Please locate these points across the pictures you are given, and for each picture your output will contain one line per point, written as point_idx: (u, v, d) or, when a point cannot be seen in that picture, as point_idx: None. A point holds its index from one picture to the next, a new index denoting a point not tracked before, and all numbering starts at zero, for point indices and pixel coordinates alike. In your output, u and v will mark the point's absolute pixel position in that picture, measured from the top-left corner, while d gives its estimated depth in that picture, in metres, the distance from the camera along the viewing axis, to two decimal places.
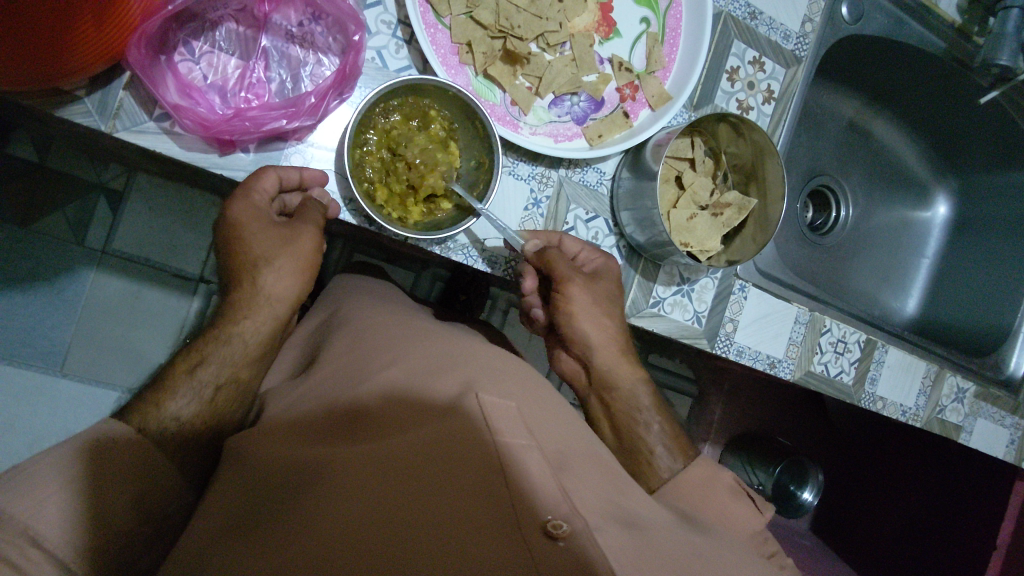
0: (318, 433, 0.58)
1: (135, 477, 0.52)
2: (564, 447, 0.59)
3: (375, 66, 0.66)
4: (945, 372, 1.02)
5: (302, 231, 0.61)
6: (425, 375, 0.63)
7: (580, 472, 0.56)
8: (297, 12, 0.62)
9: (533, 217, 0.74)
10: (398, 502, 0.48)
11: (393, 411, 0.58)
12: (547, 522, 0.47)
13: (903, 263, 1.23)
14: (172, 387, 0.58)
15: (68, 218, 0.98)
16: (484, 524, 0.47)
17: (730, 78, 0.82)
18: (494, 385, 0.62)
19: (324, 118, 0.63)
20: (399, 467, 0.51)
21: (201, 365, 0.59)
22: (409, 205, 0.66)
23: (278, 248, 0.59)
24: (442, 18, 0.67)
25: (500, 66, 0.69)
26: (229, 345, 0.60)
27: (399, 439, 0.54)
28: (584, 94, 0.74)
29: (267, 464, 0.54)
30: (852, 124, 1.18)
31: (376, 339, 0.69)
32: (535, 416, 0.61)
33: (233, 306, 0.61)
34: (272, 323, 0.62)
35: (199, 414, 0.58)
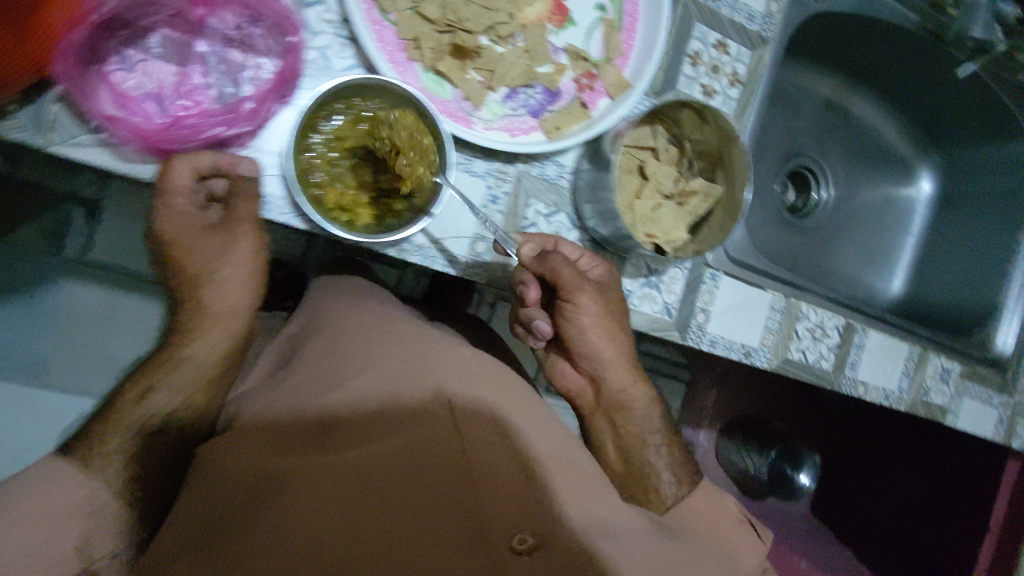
0: (292, 439, 0.60)
1: (94, 506, 0.55)
2: (532, 448, 0.63)
3: (319, 66, 0.64)
4: (928, 354, 1.00)
5: (236, 232, 0.63)
6: (394, 376, 0.63)
7: (543, 471, 0.61)
8: (234, 14, 0.61)
9: (492, 214, 0.72)
10: (383, 521, 0.53)
11: (367, 419, 0.60)
12: (511, 536, 0.56)
13: (886, 242, 1.21)
14: (120, 415, 0.61)
15: (42, 228, 0.97)
16: (450, 540, 0.54)
17: (694, 63, 0.79)
18: (461, 383, 0.64)
19: (267, 122, 0.62)
20: (382, 484, 0.55)
21: (150, 391, 0.62)
22: (358, 208, 0.64)
23: (219, 258, 0.63)
24: (387, 14, 0.65)
25: (449, 61, 0.67)
26: (178, 368, 0.63)
27: (378, 450, 0.57)
28: (539, 86, 0.72)
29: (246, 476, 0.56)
30: (829, 102, 1.15)
31: (343, 335, 0.70)
32: (503, 417, 0.64)
33: (183, 327, 0.64)
34: (226, 337, 0.65)
35: (146, 443, 0.61)
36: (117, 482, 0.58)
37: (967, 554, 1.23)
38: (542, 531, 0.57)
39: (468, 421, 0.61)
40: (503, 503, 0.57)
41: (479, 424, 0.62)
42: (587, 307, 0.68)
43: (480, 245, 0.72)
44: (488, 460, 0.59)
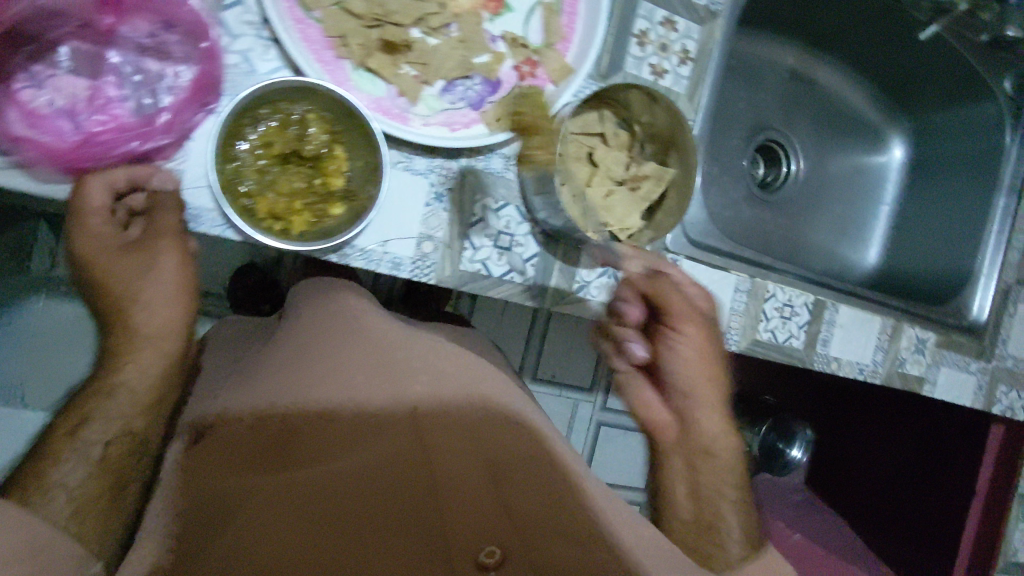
0: (258, 444, 0.62)
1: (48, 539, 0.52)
2: (485, 445, 0.69)
3: (243, 70, 0.61)
4: (902, 325, 0.98)
5: (159, 244, 0.60)
6: (361, 381, 0.66)
7: (506, 470, 0.68)
8: (146, 21, 0.58)
9: (437, 212, 0.70)
10: (351, 533, 0.63)
11: (333, 427, 0.65)
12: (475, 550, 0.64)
13: (860, 211, 1.19)
14: (60, 451, 0.61)
15: (5, 245, 0.93)
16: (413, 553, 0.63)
17: (641, 42, 0.77)
18: (425, 384, 0.68)
19: (191, 133, 0.59)
20: (347, 500, 0.64)
21: (86, 424, 0.62)
22: (292, 215, 0.62)
23: (142, 278, 0.60)
24: (311, 12, 0.63)
25: (380, 57, 0.65)
26: (114, 397, 0.63)
27: (337, 467, 0.64)
28: (478, 77, 0.69)
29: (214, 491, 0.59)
30: (794, 72, 1.12)
31: (302, 327, 0.67)
32: (460, 416, 0.69)
33: (113, 349, 0.63)
34: (161, 359, 0.64)
35: (91, 477, 0.61)
36: (68, 513, 0.58)
37: (955, 522, 1.22)
38: (504, 534, 0.66)
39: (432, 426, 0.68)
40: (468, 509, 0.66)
41: (444, 427, 0.68)
42: (693, 340, 0.75)
43: (426, 245, 0.70)
44: (452, 467, 0.68)
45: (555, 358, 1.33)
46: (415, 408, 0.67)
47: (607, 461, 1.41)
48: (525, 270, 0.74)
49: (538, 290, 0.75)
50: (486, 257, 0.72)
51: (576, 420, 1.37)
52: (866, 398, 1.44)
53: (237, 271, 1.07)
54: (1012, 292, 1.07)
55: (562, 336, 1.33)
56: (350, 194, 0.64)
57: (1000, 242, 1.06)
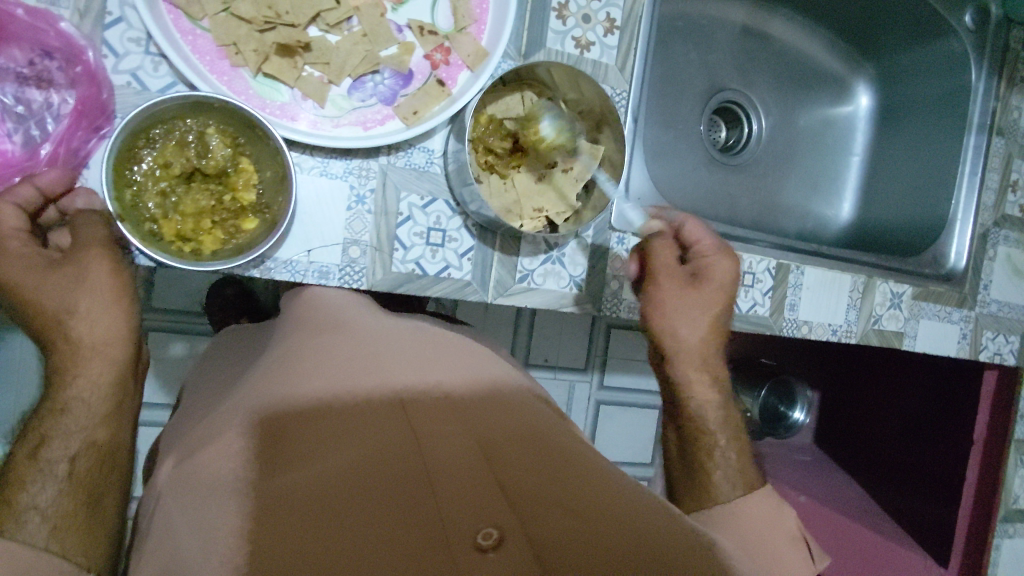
0: (231, 454, 0.49)
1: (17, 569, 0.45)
2: (509, 433, 0.53)
3: (134, 90, 0.59)
4: (875, 280, 0.95)
5: (87, 265, 0.53)
6: (341, 377, 0.54)
7: (519, 462, 0.50)
8: (22, 50, 0.58)
9: (361, 215, 0.68)
10: (302, 553, 0.42)
11: (311, 427, 0.51)
12: (477, 533, 0.44)
13: (830, 164, 1.15)
14: (22, 478, 0.51)
15: None
16: (411, 550, 0.42)
17: (560, 16, 0.73)
18: (412, 375, 0.56)
19: (86, 161, 0.58)
20: (311, 505, 0.45)
21: (44, 445, 0.52)
22: (201, 234, 0.60)
23: (72, 290, 0.52)
24: (199, 22, 0.60)
25: (277, 62, 0.62)
26: (68, 414, 0.52)
27: (327, 461, 0.48)
28: (386, 71, 0.67)
29: (179, 535, 0.46)
30: (746, 29, 1.08)
31: (286, 342, 0.60)
32: (476, 407, 0.55)
33: (55, 371, 0.53)
34: (114, 368, 0.54)
35: (66, 495, 0.51)
36: (47, 534, 0.49)
37: (954, 478, 1.16)
38: (515, 524, 0.45)
39: (424, 414, 0.52)
40: (467, 488, 0.47)
41: (437, 413, 0.53)
42: (686, 336, 0.69)
43: (353, 250, 0.68)
44: (445, 457, 0.49)
45: (546, 342, 1.28)
46: (405, 397, 0.53)
47: (610, 441, 1.38)
48: (462, 266, 0.72)
49: (478, 285, 0.73)
50: (419, 256, 0.70)
51: (574, 402, 1.33)
52: (869, 360, 1.38)
53: (213, 287, 1.00)
54: (990, 234, 1.02)
55: (551, 320, 1.28)
56: (264, 208, 0.62)
57: (974, 185, 1.01)
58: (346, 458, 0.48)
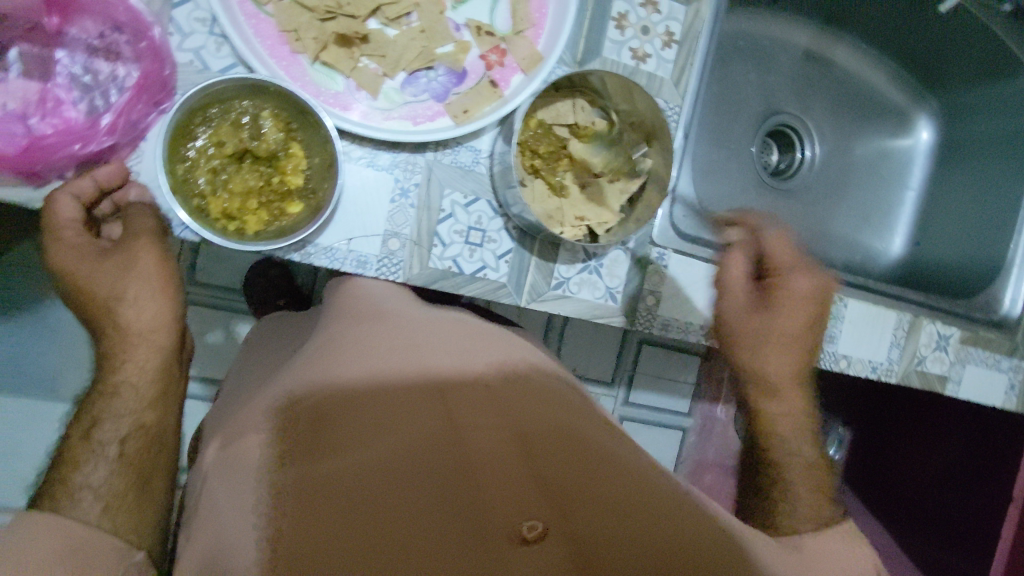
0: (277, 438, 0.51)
1: (72, 551, 0.47)
2: (546, 423, 0.54)
3: (195, 69, 0.60)
4: (921, 320, 0.92)
5: (136, 249, 0.54)
6: (383, 361, 0.54)
7: (558, 453, 0.52)
8: (95, 22, 0.58)
9: (403, 209, 0.68)
10: (363, 544, 0.47)
11: (353, 415, 0.52)
12: (520, 525, 0.49)
13: (882, 198, 1.12)
14: (76, 460, 0.54)
15: None
16: (461, 542, 0.49)
17: (619, 26, 0.73)
18: (450, 360, 0.56)
19: (144, 134, 0.59)
20: (363, 498, 0.49)
21: (96, 427, 0.56)
22: (246, 214, 0.61)
23: (122, 275, 0.53)
24: (263, 7, 0.62)
25: (335, 51, 0.63)
26: (117, 397, 0.55)
27: (374, 453, 0.50)
28: (441, 68, 0.67)
29: (228, 518, 0.49)
30: (808, 53, 1.06)
31: (327, 331, 0.59)
32: (513, 395, 0.55)
33: (106, 356, 0.56)
34: (159, 355, 0.56)
35: (117, 475, 0.55)
36: (98, 511, 0.52)
37: (990, 535, 1.10)
38: (554, 518, 0.50)
39: (464, 400, 0.54)
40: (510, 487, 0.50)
41: (477, 400, 0.54)
42: None
43: (393, 243, 0.68)
44: (486, 450, 0.51)
45: (578, 352, 1.27)
46: (447, 380, 0.54)
47: None
48: (497, 267, 0.72)
49: (513, 288, 0.72)
50: (456, 254, 0.70)
51: None
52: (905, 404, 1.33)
53: (256, 267, 1.01)
54: None
55: (585, 330, 1.27)
56: (310, 193, 0.63)
57: None
58: (392, 448, 0.51)
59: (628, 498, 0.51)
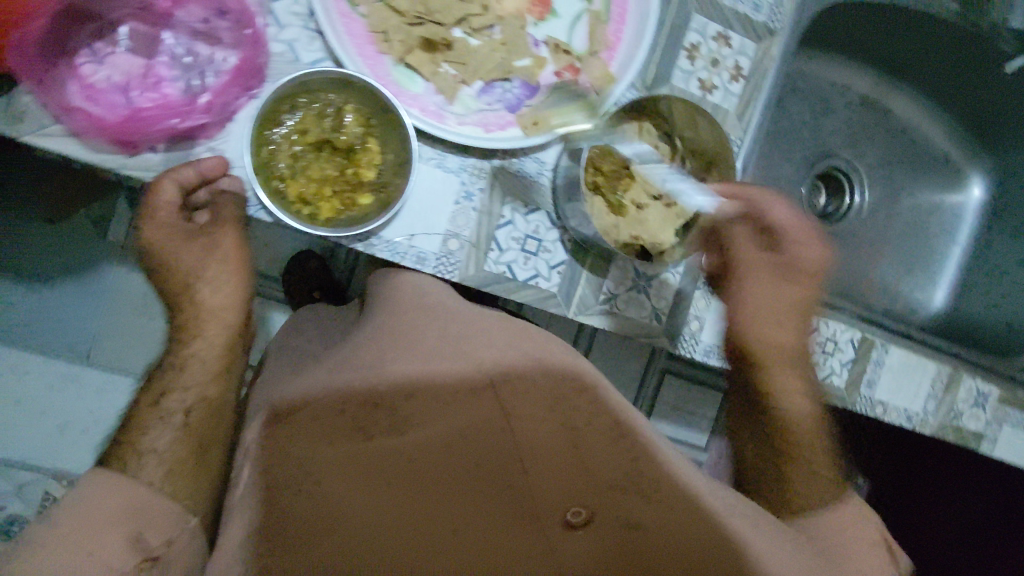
0: (338, 418, 0.56)
1: (133, 512, 0.52)
2: (585, 421, 0.59)
3: (287, 59, 0.63)
4: (960, 375, 0.92)
5: (220, 237, 0.61)
6: (441, 356, 0.58)
7: (599, 451, 0.59)
8: (201, 7, 0.61)
9: (466, 211, 0.70)
10: (416, 525, 0.57)
11: (414, 405, 0.57)
12: (564, 509, 0.59)
13: (926, 251, 1.11)
14: (142, 423, 0.58)
15: (92, 215, 1.05)
16: (509, 510, 0.59)
17: (690, 56, 0.75)
18: (505, 356, 0.59)
19: (233, 115, 0.62)
20: (418, 479, 0.57)
21: (166, 395, 0.59)
22: (320, 200, 0.64)
23: (204, 257, 0.60)
24: (357, 7, 0.64)
25: (419, 55, 0.66)
26: (187, 368, 0.59)
27: (429, 439, 0.57)
28: (517, 80, 0.70)
29: (289, 489, 0.54)
30: (865, 100, 1.08)
31: (377, 322, 0.62)
32: (558, 393, 0.60)
33: (184, 327, 0.60)
34: (226, 333, 0.61)
35: (179, 442, 0.58)
36: (161, 475, 0.55)
37: None
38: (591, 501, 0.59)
39: (520, 397, 0.59)
40: (558, 477, 0.59)
41: (532, 397, 0.59)
42: None
43: (452, 243, 0.70)
44: (533, 442, 0.59)
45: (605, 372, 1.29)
46: (501, 377, 0.58)
47: None
48: (550, 276, 0.73)
49: (562, 298, 0.74)
50: (511, 260, 0.72)
51: None
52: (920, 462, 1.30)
53: (296, 259, 1.05)
54: None
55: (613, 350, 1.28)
56: (381, 187, 0.67)
57: None
58: (445, 435, 0.58)
59: (649, 500, 0.58)
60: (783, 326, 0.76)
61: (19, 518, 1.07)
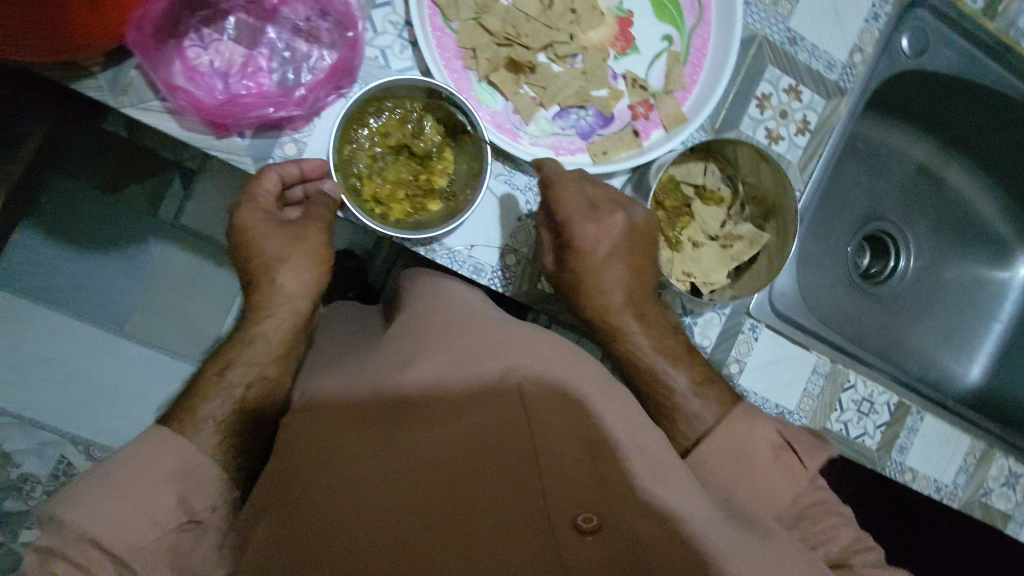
0: (345, 418, 0.52)
1: (185, 472, 0.54)
2: (610, 434, 0.51)
3: (378, 64, 0.67)
4: (994, 453, 0.92)
5: (309, 227, 0.62)
6: (458, 359, 0.53)
7: (632, 470, 0.50)
8: (305, 6, 0.64)
9: (527, 229, 0.73)
10: (405, 530, 0.49)
11: (422, 406, 0.51)
12: (575, 518, 0.49)
13: (966, 324, 1.10)
14: (207, 392, 0.59)
15: (146, 191, 1.09)
16: (516, 524, 0.50)
17: (761, 105, 0.77)
18: (531, 358, 0.53)
19: (320, 111, 0.66)
20: (416, 480, 0.50)
21: (228, 368, 0.61)
22: (391, 200, 0.67)
23: (290, 245, 0.61)
24: (450, 23, 0.67)
25: (503, 74, 0.69)
26: (254, 345, 0.61)
27: (433, 441, 0.50)
28: (592, 109, 0.72)
29: (286, 478, 0.50)
30: (921, 167, 1.09)
31: (412, 318, 0.60)
32: (588, 401, 0.52)
33: (253, 307, 0.62)
34: (291, 319, 0.62)
35: (235, 415, 0.59)
36: (213, 446, 0.57)
37: None
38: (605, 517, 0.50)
39: (543, 408, 0.51)
40: (577, 489, 0.50)
41: (555, 404, 0.51)
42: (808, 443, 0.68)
43: (510, 258, 0.72)
44: (551, 451, 0.50)
45: None
46: (522, 384, 0.51)
47: None
48: None
49: None
50: None
51: None
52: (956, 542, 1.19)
53: (335, 256, 1.07)
54: None
55: None
56: (450, 195, 0.69)
57: None
58: (453, 439, 0.51)
59: (660, 533, 0.48)
60: (616, 269, 0.66)
61: (33, 476, 1.11)
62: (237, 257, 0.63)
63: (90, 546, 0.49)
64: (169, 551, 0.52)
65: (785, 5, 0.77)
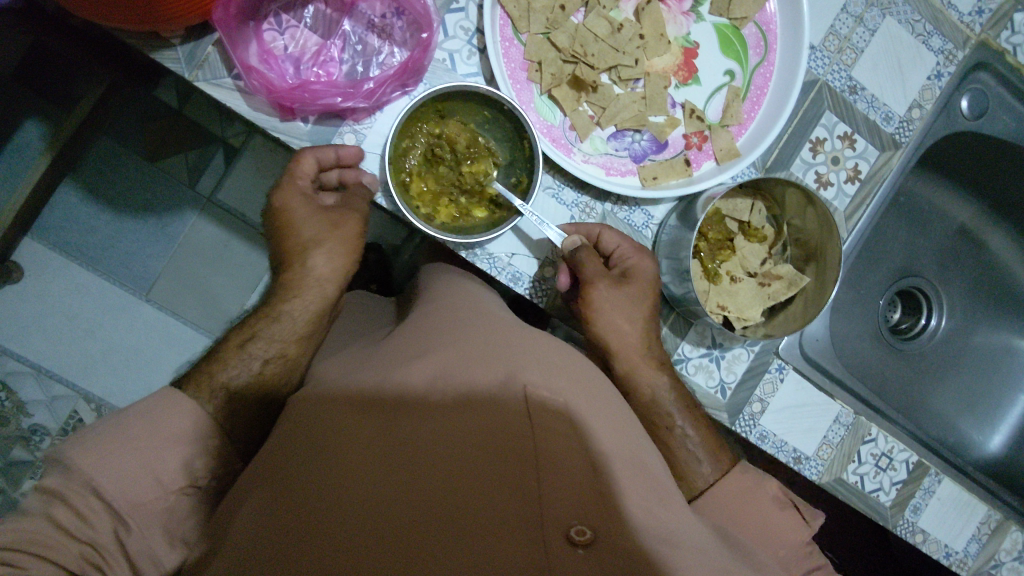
0: (346, 408, 0.50)
1: (193, 439, 0.54)
2: (614, 448, 0.48)
3: (445, 67, 0.69)
4: (1008, 524, 0.91)
5: (346, 217, 0.63)
6: (461, 359, 0.51)
7: (624, 490, 0.46)
8: (382, 4, 0.66)
9: None
10: (388, 524, 0.44)
11: (420, 403, 0.48)
12: (570, 526, 0.45)
13: (992, 392, 1.08)
14: (225, 360, 0.60)
15: (189, 162, 1.09)
16: (508, 521, 0.45)
17: (814, 149, 0.78)
18: (539, 367, 0.49)
19: (383, 106, 0.67)
20: (408, 471, 0.46)
21: (252, 340, 0.61)
22: (439, 205, 0.68)
23: (326, 231, 0.62)
24: (520, 34, 0.69)
25: (565, 89, 0.69)
26: (277, 322, 0.61)
27: (430, 434, 0.47)
28: (647, 133, 0.73)
29: (280, 462, 0.48)
30: (963, 230, 1.08)
31: (429, 317, 0.59)
32: (593, 412, 0.49)
33: (282, 286, 0.63)
34: (320, 302, 0.63)
35: (250, 389, 0.60)
36: (223, 419, 0.57)
37: None
38: (605, 523, 0.45)
39: (549, 418, 0.47)
40: (570, 495, 0.46)
41: (560, 413, 0.47)
42: None
43: (547, 269, 0.73)
44: (555, 456, 0.46)
45: None
46: (525, 389, 0.47)
47: None
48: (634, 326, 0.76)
49: None
50: None
51: None
52: None
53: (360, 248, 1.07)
54: None
55: None
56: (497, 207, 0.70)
57: None
58: (450, 433, 0.47)
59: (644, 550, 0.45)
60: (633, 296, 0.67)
61: (42, 428, 1.10)
62: (272, 234, 0.64)
63: (94, 498, 0.48)
64: (165, 515, 0.51)
65: (850, 54, 0.78)
